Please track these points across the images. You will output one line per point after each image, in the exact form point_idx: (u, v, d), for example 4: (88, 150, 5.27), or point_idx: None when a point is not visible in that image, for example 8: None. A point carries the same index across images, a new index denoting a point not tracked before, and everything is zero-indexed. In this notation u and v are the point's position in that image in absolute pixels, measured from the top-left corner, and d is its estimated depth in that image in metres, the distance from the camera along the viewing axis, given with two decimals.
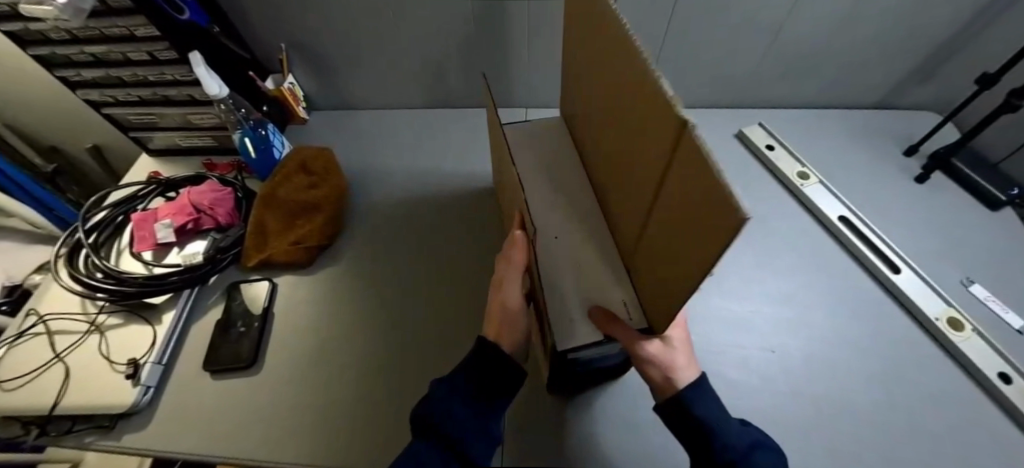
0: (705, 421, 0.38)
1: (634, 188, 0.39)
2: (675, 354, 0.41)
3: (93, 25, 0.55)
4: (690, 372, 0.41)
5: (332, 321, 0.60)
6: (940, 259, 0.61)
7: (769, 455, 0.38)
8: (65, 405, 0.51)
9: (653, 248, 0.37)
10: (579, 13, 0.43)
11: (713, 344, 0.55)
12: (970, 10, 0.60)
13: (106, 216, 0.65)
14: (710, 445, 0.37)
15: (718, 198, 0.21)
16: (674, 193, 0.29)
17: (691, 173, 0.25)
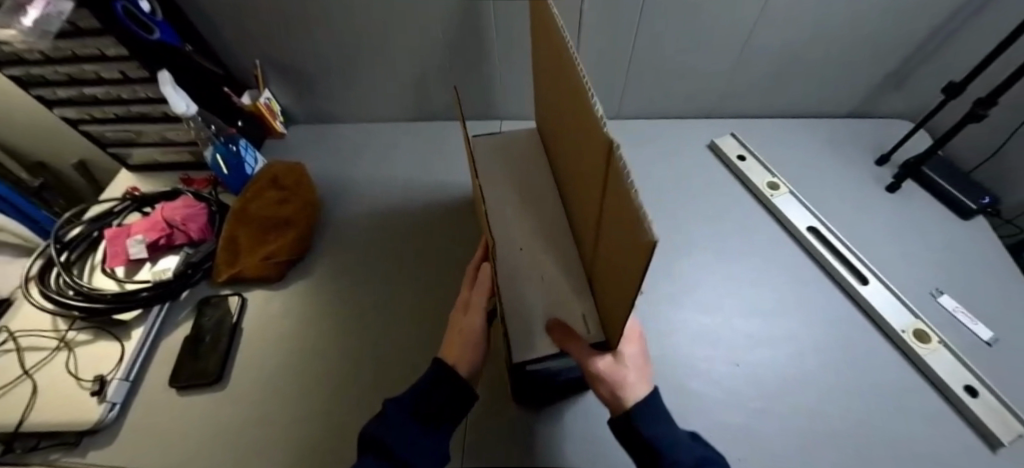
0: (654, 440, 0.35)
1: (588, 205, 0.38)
2: (627, 371, 0.38)
3: (64, 46, 0.56)
4: (643, 389, 0.37)
5: (301, 335, 0.60)
6: (910, 269, 0.61)
7: None
8: (30, 422, 0.51)
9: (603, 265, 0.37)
10: (540, 27, 0.43)
11: (680, 358, 0.54)
12: (935, 20, 0.60)
13: (81, 233, 0.65)
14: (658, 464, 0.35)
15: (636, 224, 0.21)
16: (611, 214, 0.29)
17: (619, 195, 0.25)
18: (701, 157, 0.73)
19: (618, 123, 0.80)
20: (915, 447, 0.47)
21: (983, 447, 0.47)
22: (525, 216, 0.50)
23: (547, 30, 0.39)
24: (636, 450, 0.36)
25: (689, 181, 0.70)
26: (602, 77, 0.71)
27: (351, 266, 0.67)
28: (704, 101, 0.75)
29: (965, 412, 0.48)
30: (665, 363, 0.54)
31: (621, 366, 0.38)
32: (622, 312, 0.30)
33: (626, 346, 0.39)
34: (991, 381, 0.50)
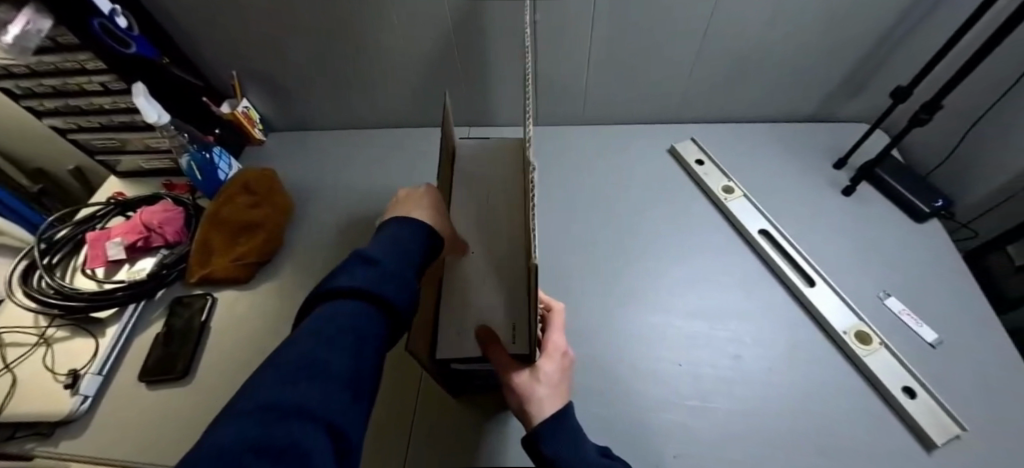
0: (555, 460, 0.35)
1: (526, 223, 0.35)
2: (539, 387, 0.38)
3: (47, 60, 0.60)
4: (557, 405, 0.38)
5: (264, 335, 0.63)
6: (860, 270, 0.61)
7: None
8: (7, 413, 0.55)
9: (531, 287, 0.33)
10: None
11: (623, 358, 0.55)
12: (883, 25, 0.61)
13: (66, 236, 0.69)
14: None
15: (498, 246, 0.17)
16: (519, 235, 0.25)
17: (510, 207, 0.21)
18: (662, 163, 0.76)
19: (585, 128, 0.83)
20: (848, 445, 0.48)
21: (918, 447, 0.47)
22: (484, 219, 0.51)
23: None
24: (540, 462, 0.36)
25: (648, 185, 0.73)
26: (565, 80, 0.74)
27: (317, 269, 0.69)
28: (667, 103, 0.78)
29: (901, 412, 0.49)
30: (611, 362, 0.55)
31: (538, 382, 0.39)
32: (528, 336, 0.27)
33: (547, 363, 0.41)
34: (930, 382, 0.51)
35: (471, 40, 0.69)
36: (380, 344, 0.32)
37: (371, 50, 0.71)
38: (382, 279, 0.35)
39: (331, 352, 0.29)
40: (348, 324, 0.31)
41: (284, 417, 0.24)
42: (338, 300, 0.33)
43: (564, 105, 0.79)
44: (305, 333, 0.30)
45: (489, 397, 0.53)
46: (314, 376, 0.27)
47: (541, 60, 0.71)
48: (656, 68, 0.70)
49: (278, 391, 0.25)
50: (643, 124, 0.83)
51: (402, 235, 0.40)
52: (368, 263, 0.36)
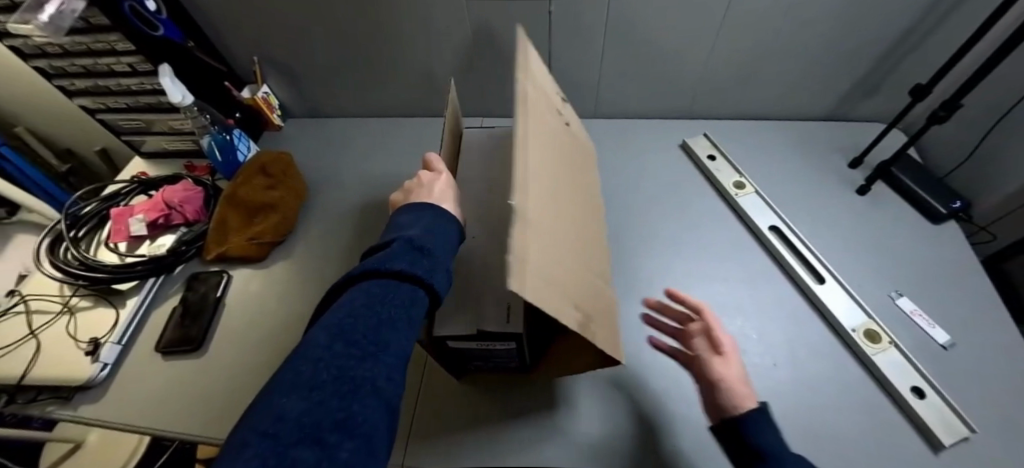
0: (764, 449, 0.36)
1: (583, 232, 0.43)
2: (733, 380, 0.41)
3: (80, 41, 0.63)
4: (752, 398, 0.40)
5: (274, 313, 0.64)
6: (872, 270, 0.61)
7: None
8: (32, 376, 0.57)
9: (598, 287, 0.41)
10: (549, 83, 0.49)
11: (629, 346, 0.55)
12: (906, 20, 0.60)
13: (91, 211, 0.72)
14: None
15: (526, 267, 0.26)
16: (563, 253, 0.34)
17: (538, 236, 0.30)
18: (674, 158, 0.76)
19: (597, 122, 0.84)
20: (853, 441, 0.47)
21: (925, 448, 0.46)
22: (492, 205, 0.51)
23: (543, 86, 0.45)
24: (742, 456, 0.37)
25: (659, 178, 0.73)
26: (578, 74, 0.75)
27: (329, 251, 0.70)
28: (680, 98, 0.78)
29: (906, 410, 0.49)
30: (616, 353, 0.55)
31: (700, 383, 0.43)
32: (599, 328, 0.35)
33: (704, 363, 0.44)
34: (941, 384, 0.50)
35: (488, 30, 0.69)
36: (400, 322, 0.31)
37: (387, 38, 0.72)
38: (433, 271, 0.36)
39: (392, 334, 0.31)
40: (404, 308, 0.32)
41: (354, 391, 0.26)
42: (365, 286, 0.33)
43: (577, 98, 0.80)
44: (363, 312, 0.31)
45: (488, 377, 0.54)
46: (378, 356, 0.29)
47: (556, 53, 0.71)
48: (669, 62, 0.71)
49: (349, 365, 0.28)
50: (656, 118, 0.83)
51: (446, 225, 0.41)
52: (416, 250, 0.36)
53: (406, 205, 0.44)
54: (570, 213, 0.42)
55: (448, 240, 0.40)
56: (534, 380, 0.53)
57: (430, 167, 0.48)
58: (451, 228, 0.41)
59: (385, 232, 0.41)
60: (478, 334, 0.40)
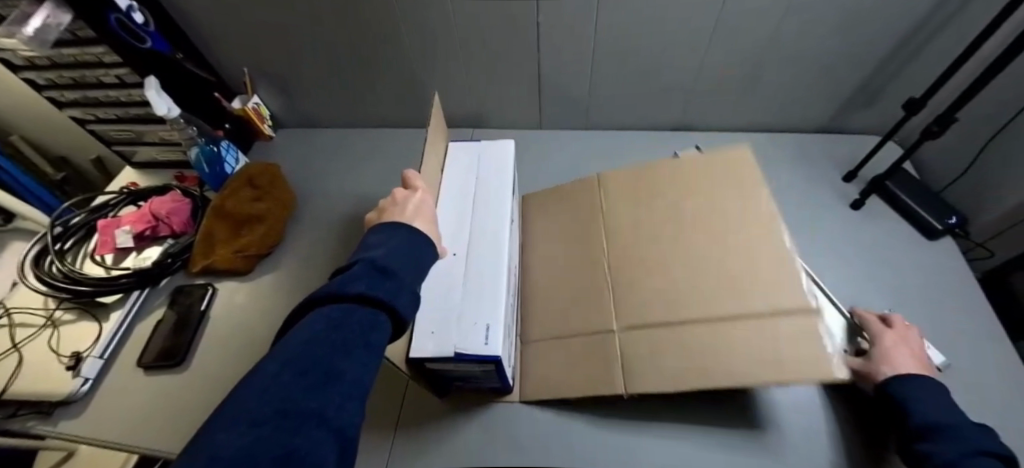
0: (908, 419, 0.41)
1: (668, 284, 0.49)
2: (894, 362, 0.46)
3: (67, 52, 0.63)
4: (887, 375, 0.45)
5: (257, 327, 0.64)
6: (865, 287, 0.59)
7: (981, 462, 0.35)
8: (12, 391, 0.57)
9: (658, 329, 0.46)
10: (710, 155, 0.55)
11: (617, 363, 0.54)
12: (902, 29, 0.59)
13: (79, 222, 0.72)
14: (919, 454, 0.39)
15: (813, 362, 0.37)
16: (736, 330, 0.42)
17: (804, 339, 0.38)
18: None
19: (590, 133, 0.83)
20: (835, 462, 0.47)
21: None
22: (474, 221, 0.51)
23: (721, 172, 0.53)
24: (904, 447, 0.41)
25: None
26: (570, 85, 0.74)
27: (316, 264, 0.70)
28: (674, 110, 0.77)
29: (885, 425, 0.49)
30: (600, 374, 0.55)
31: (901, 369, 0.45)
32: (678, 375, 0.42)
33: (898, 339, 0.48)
34: None
35: (480, 42, 0.68)
36: (363, 347, 0.31)
37: (378, 49, 0.71)
38: (395, 292, 0.34)
39: (345, 363, 0.30)
40: (362, 334, 0.31)
41: (298, 423, 0.25)
42: (328, 310, 0.32)
43: (569, 111, 0.80)
44: (316, 340, 0.30)
45: (472, 397, 0.54)
46: (327, 385, 0.28)
47: (550, 66, 0.71)
48: (663, 72, 0.70)
49: (294, 397, 0.26)
50: (649, 130, 0.82)
51: (413, 244, 0.40)
52: (378, 271, 0.35)
53: (379, 224, 0.43)
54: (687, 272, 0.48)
55: (414, 259, 0.38)
56: (520, 398, 0.53)
57: (407, 184, 0.48)
58: (421, 247, 0.40)
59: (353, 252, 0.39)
60: (455, 358, 0.40)
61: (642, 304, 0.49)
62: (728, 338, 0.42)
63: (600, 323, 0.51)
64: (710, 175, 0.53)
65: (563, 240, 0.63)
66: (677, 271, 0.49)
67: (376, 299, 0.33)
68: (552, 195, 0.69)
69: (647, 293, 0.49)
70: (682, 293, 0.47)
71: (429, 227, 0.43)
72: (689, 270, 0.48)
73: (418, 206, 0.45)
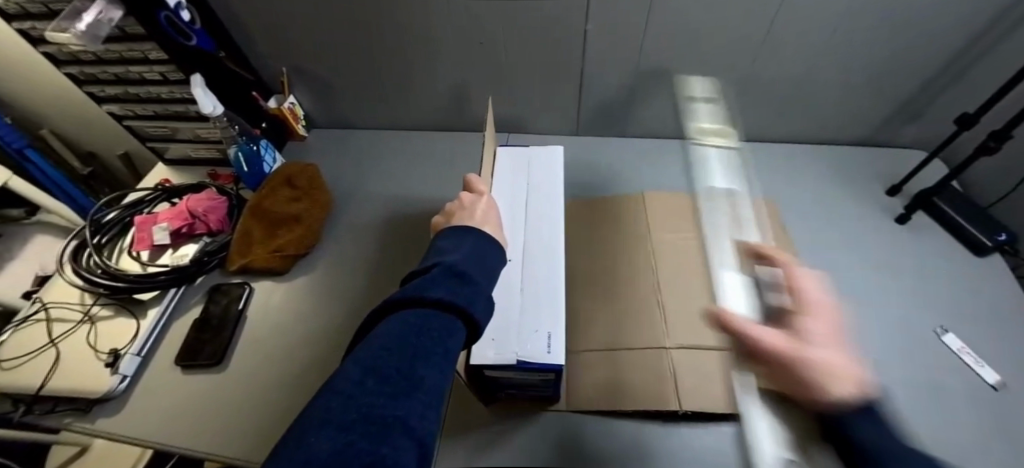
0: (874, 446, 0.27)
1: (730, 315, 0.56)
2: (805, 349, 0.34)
3: (114, 49, 0.63)
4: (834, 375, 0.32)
5: (293, 328, 0.63)
6: (913, 305, 0.60)
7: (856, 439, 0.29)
8: (50, 387, 0.56)
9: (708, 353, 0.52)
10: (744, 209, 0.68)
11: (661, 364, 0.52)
12: (955, 42, 0.59)
13: (115, 218, 0.71)
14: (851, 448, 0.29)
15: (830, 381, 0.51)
16: None
17: None
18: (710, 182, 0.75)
19: (625, 141, 0.83)
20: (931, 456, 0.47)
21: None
22: (529, 230, 0.50)
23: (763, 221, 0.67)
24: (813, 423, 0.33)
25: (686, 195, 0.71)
26: (608, 91, 0.74)
27: (353, 266, 0.70)
28: None
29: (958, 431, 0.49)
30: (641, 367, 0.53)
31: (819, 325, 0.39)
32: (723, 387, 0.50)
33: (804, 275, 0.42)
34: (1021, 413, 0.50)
35: (529, 47, 0.68)
36: (442, 352, 0.29)
37: (423, 52, 0.71)
38: (471, 299, 0.34)
39: (425, 370, 0.28)
40: (440, 340, 0.30)
41: (387, 432, 0.23)
42: (404, 315, 0.31)
43: (605, 118, 0.80)
44: (396, 344, 0.29)
45: (517, 405, 0.54)
46: (410, 392, 0.27)
47: (599, 73, 0.71)
48: (705, 80, 0.69)
49: (378, 403, 0.25)
50: (685, 139, 0.82)
51: (485, 250, 0.39)
52: (455, 277, 0.34)
53: (445, 228, 0.43)
54: None
55: (487, 268, 0.38)
56: (567, 407, 0.53)
57: (472, 189, 0.48)
58: (491, 253, 0.40)
59: (423, 256, 0.39)
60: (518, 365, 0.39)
61: (696, 327, 0.54)
62: None
63: (652, 339, 0.53)
64: (747, 213, 0.66)
65: (605, 253, 0.64)
66: (725, 305, 0.56)
67: (456, 305, 0.32)
68: (595, 206, 0.70)
69: (698, 319, 0.54)
70: None
71: (494, 232, 0.43)
72: None
73: (481, 210, 0.44)
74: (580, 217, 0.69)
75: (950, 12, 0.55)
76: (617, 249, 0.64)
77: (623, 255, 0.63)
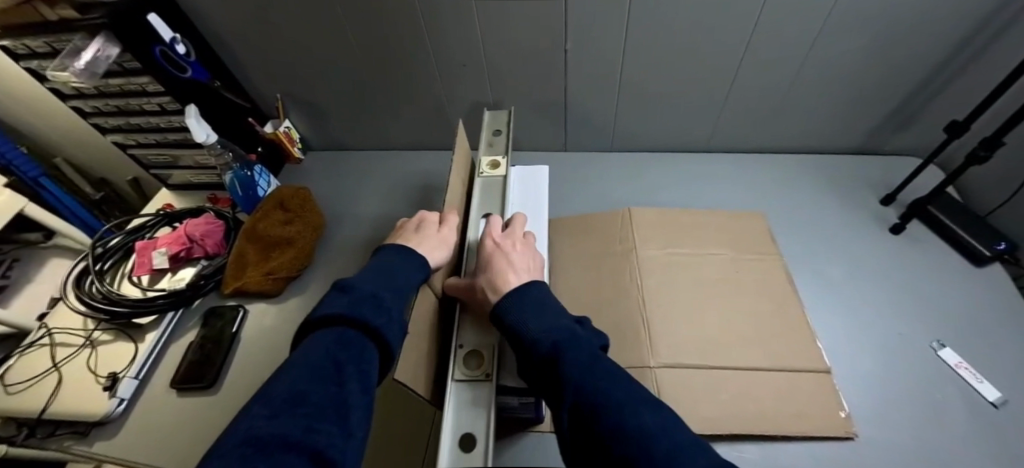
0: (517, 325, 0.35)
1: (715, 329, 0.56)
2: (499, 269, 0.40)
3: (114, 83, 0.65)
4: (507, 284, 0.39)
5: (282, 349, 0.64)
6: (911, 317, 0.58)
7: (585, 348, 0.33)
8: (51, 411, 0.58)
9: (695, 377, 0.51)
10: (736, 222, 0.67)
11: (650, 383, 0.51)
12: (941, 47, 0.58)
13: (118, 243, 0.74)
14: (523, 345, 0.34)
15: (826, 405, 0.49)
16: (777, 389, 0.50)
17: (813, 385, 0.51)
18: (699, 195, 0.75)
19: (618, 156, 0.84)
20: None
21: None
22: None
23: (755, 233, 0.66)
24: (513, 341, 0.35)
25: (674, 209, 0.71)
26: (597, 108, 0.75)
27: None
28: (705, 129, 0.77)
29: (950, 449, 0.48)
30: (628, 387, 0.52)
31: (496, 243, 0.44)
32: (713, 410, 0.49)
33: (450, 230, 0.46)
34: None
35: (518, 64, 0.69)
36: (325, 365, 0.33)
37: (412, 75, 0.73)
38: (355, 305, 0.37)
39: (311, 385, 0.32)
40: (329, 354, 0.34)
41: (261, 451, 0.27)
42: (313, 340, 0.36)
43: (596, 134, 0.80)
44: (292, 369, 0.34)
45: (504, 425, 0.54)
46: (292, 410, 0.31)
47: (585, 91, 0.72)
48: (690, 93, 0.70)
49: (258, 425, 0.29)
50: (676, 151, 0.82)
51: (386, 263, 0.42)
52: (344, 292, 0.39)
53: (387, 250, 0.45)
54: (739, 327, 0.56)
55: (384, 274, 0.40)
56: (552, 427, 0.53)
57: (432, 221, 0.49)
58: (390, 263, 0.42)
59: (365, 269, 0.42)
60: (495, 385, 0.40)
61: (682, 345, 0.54)
62: (739, 379, 0.51)
63: (637, 359, 0.53)
64: (733, 230, 0.66)
65: (593, 269, 0.64)
66: (714, 324, 0.56)
67: (341, 317, 0.36)
68: (584, 223, 0.70)
69: (684, 339, 0.55)
70: (714, 343, 0.54)
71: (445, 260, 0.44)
72: (722, 319, 0.57)
73: (441, 238, 0.46)
74: (570, 235, 0.69)
75: (932, 15, 0.54)
76: (605, 265, 0.64)
77: (610, 272, 0.63)
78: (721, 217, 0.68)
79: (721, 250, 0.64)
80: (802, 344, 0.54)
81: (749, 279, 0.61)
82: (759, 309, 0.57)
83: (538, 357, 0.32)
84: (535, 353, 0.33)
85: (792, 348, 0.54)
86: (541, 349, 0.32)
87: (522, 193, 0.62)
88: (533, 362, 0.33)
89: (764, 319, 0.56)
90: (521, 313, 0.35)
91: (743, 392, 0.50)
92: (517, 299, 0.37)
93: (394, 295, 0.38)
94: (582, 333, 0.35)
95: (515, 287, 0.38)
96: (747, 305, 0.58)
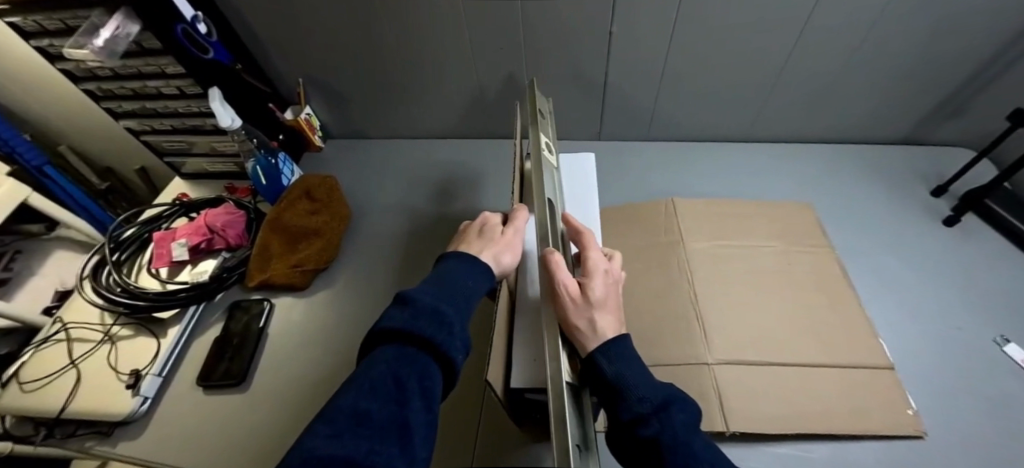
0: (616, 379, 0.32)
1: (771, 324, 0.53)
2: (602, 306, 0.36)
3: (131, 64, 0.62)
4: (610, 329, 0.35)
5: (314, 344, 0.62)
6: (970, 312, 0.56)
7: (681, 407, 0.33)
8: (70, 410, 0.55)
9: (757, 374, 0.49)
10: (783, 213, 0.65)
11: (709, 381, 0.49)
12: (1009, 31, 0.55)
13: (133, 234, 0.71)
14: (619, 402, 0.32)
15: (892, 403, 0.47)
16: (840, 385, 0.48)
17: (875, 383, 0.49)
18: (739, 186, 0.73)
19: (651, 146, 0.81)
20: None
21: None
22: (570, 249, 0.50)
23: (803, 226, 0.64)
24: (604, 393, 0.33)
25: (717, 200, 0.68)
26: (636, 95, 0.72)
27: (372, 281, 0.68)
28: (744, 119, 0.74)
29: None
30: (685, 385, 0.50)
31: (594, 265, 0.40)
32: (776, 408, 0.47)
33: (516, 231, 0.43)
34: None
35: (556, 48, 0.65)
36: (388, 383, 0.30)
37: (442, 60, 0.69)
38: (411, 320, 0.33)
39: (371, 403, 0.30)
40: (389, 370, 0.31)
41: None
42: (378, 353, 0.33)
43: (630, 122, 0.78)
44: (352, 385, 0.31)
45: None
46: (353, 429, 0.28)
47: (626, 77, 0.69)
48: (733, 81, 0.67)
49: (316, 446, 0.26)
50: (711, 142, 0.80)
51: (445, 273, 0.39)
52: (400, 304, 0.36)
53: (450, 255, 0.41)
54: (795, 322, 0.54)
55: (441, 284, 0.37)
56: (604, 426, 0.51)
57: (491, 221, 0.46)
58: (451, 272, 0.38)
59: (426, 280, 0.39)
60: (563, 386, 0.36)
61: (738, 341, 0.52)
62: (801, 375, 0.49)
63: (693, 355, 0.51)
64: (780, 222, 0.64)
65: (637, 261, 0.61)
66: (769, 318, 0.54)
67: (397, 332, 0.33)
68: (624, 214, 0.67)
69: (739, 333, 0.53)
70: (771, 337, 0.52)
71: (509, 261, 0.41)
72: (777, 313, 0.54)
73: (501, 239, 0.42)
74: (611, 226, 0.66)
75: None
76: (650, 257, 0.61)
77: (655, 264, 0.60)
78: (766, 208, 0.66)
79: (770, 242, 0.62)
80: (861, 339, 0.52)
81: (799, 271, 0.59)
82: (812, 303, 0.55)
83: (641, 437, 0.31)
84: (634, 411, 0.31)
85: (852, 343, 0.52)
86: (642, 408, 0.31)
87: (566, 182, 0.59)
88: (627, 421, 0.31)
89: (820, 314, 0.54)
90: (619, 366, 0.33)
91: (806, 390, 0.48)
92: (616, 348, 0.34)
93: (451, 307, 0.35)
94: (682, 396, 0.34)
95: (614, 335, 0.35)
96: (801, 299, 0.56)
